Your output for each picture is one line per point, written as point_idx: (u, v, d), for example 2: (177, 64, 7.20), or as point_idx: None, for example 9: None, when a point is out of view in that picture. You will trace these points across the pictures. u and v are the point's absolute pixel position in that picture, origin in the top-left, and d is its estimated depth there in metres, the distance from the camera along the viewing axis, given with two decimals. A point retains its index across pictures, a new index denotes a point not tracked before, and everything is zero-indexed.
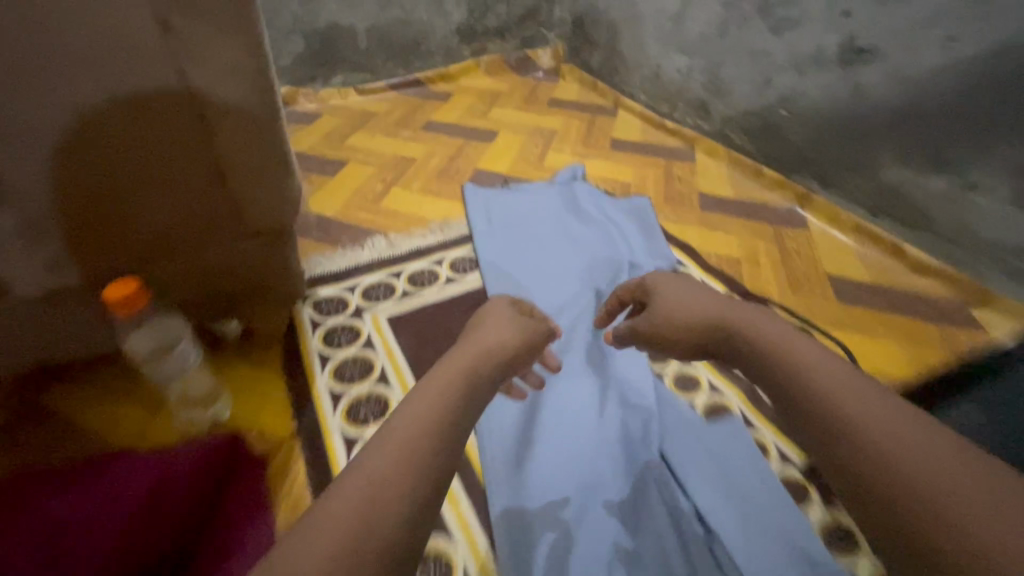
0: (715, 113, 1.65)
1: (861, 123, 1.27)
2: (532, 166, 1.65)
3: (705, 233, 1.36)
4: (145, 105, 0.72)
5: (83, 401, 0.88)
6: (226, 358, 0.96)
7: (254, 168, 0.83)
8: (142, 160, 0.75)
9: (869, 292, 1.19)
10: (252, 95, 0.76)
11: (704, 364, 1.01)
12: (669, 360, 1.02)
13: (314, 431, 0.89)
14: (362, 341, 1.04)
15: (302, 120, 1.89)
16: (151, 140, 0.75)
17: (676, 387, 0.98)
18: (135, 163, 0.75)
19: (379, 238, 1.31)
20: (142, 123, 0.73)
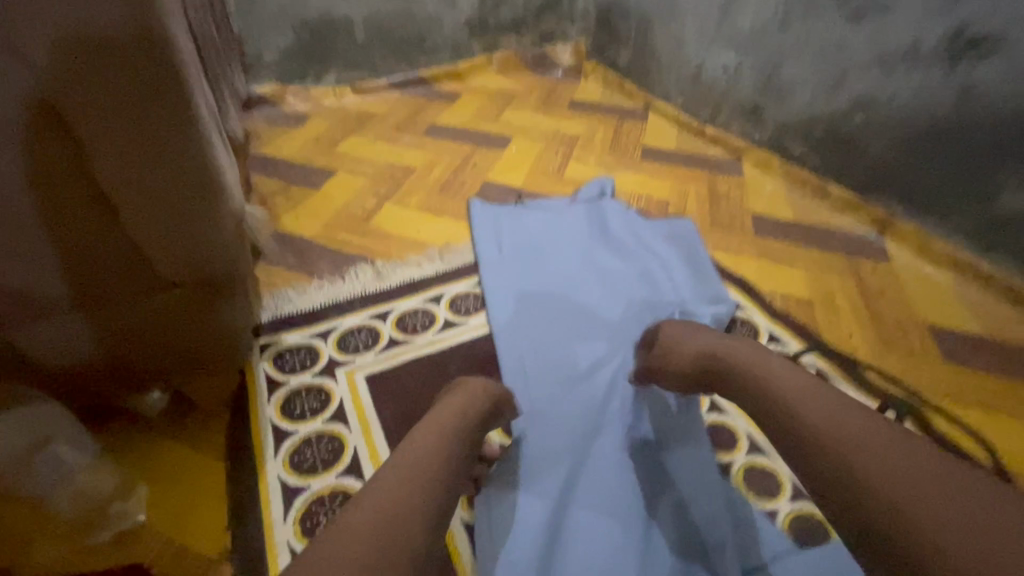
0: (768, 119, 1.40)
1: (971, 133, 1.01)
2: (551, 178, 1.41)
3: (764, 265, 1.10)
4: None
5: None
6: (147, 441, 0.73)
7: (162, 195, 0.55)
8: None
9: (984, 348, 0.93)
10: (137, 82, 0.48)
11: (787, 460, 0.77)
12: (738, 450, 0.78)
13: (256, 548, 0.65)
14: (332, 410, 0.80)
15: (288, 122, 1.66)
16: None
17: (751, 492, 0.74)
18: None
19: (364, 266, 1.07)
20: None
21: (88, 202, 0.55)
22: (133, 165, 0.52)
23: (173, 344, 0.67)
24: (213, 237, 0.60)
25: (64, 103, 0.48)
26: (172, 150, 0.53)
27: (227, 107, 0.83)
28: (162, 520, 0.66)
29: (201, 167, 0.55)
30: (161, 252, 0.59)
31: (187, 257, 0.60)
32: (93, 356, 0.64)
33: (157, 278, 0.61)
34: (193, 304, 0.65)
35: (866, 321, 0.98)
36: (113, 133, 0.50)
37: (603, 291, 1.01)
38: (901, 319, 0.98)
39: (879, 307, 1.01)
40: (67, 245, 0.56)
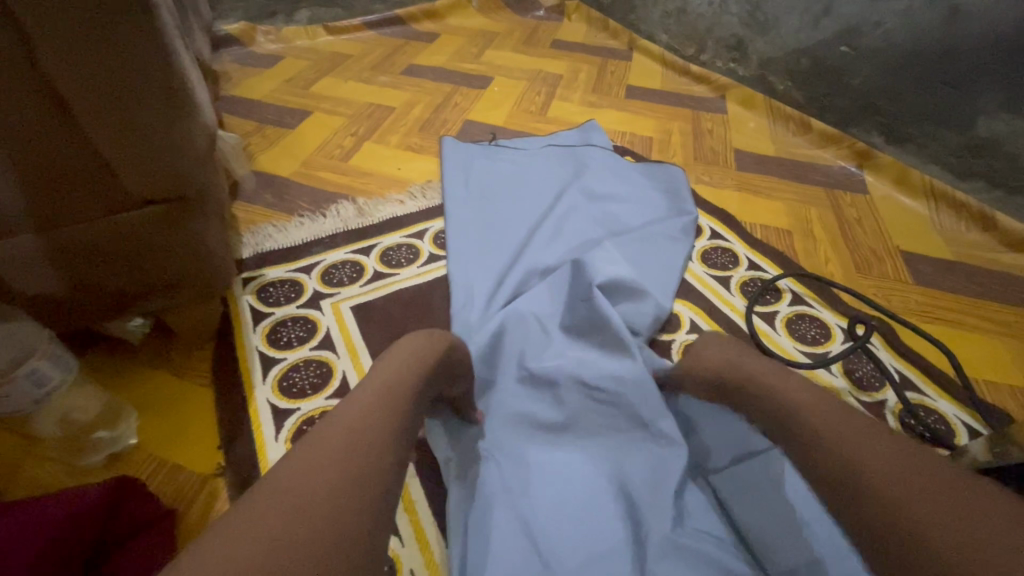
0: (754, 54, 1.38)
1: (953, 59, 1.01)
2: (533, 117, 1.38)
3: (745, 198, 1.11)
4: None
5: None
6: (136, 369, 0.74)
7: (130, 102, 0.53)
8: None
9: (954, 271, 0.96)
10: None
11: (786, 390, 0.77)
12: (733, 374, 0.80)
13: (248, 464, 0.66)
14: (318, 339, 0.80)
15: (259, 63, 1.59)
16: None
17: None
18: None
19: (346, 203, 1.05)
20: None
21: (46, 111, 0.52)
22: (92, 68, 0.50)
23: (149, 266, 0.66)
24: (184, 149, 0.59)
25: None
26: (134, 53, 0.51)
27: (191, 26, 0.79)
28: (153, 442, 0.67)
29: (164, 71, 0.53)
30: (129, 165, 0.57)
31: (157, 171, 0.59)
32: (66, 272, 0.63)
33: (129, 195, 0.60)
34: (168, 223, 0.64)
35: (842, 249, 1.00)
36: (69, 31, 0.48)
37: (577, 215, 0.97)
38: (877, 247, 1.01)
39: (856, 235, 1.03)
40: (27, 157, 0.54)
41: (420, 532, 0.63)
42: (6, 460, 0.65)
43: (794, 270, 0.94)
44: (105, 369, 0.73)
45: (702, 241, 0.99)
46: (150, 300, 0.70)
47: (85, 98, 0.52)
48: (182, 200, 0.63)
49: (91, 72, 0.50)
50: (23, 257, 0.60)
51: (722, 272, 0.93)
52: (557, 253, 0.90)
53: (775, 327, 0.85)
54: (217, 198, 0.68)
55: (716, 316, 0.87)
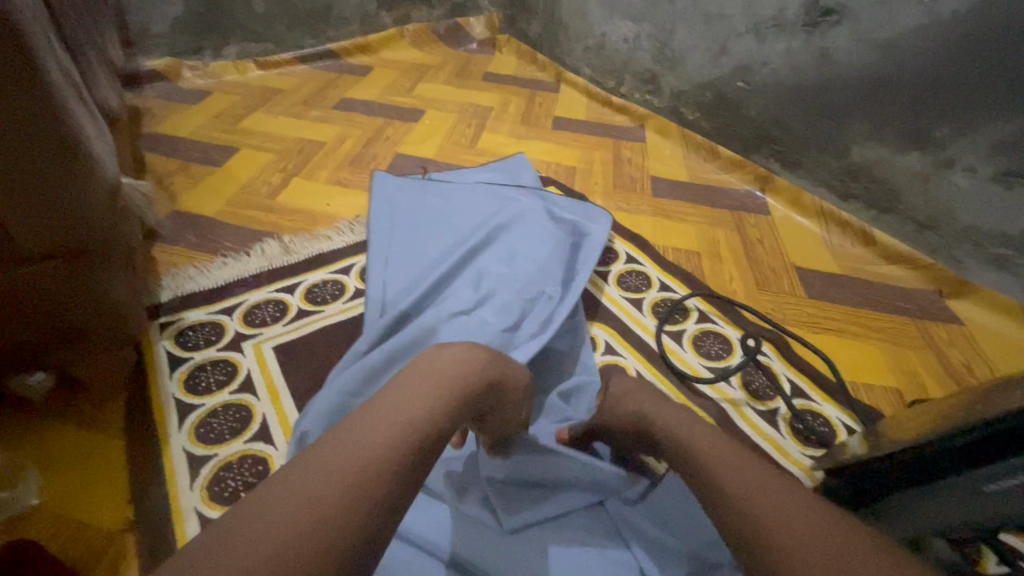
0: (666, 87, 1.49)
1: (829, 97, 1.14)
2: (463, 149, 1.43)
3: (660, 222, 1.19)
4: None
5: None
6: (40, 424, 0.71)
7: (16, 162, 0.53)
8: None
9: (841, 284, 1.06)
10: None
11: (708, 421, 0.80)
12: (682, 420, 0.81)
13: (160, 514, 0.65)
14: (240, 380, 0.80)
15: (185, 98, 1.57)
16: None
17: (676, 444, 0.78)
18: None
19: (271, 241, 1.06)
20: None
21: None
22: None
23: (48, 322, 0.65)
24: (84, 202, 0.60)
25: None
26: (31, 113, 0.52)
27: (96, 75, 0.78)
28: (58, 501, 0.65)
29: (60, 127, 0.54)
30: (23, 220, 0.57)
31: (52, 229, 0.59)
32: None
33: (22, 250, 0.59)
34: (68, 277, 0.63)
35: (745, 267, 1.09)
36: None
37: (488, 253, 1.00)
38: (774, 265, 1.10)
39: (757, 254, 1.12)
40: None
41: None
42: None
43: (701, 289, 1.01)
44: (3, 427, 0.70)
45: (617, 266, 1.06)
46: (51, 354, 0.68)
47: None
48: (82, 253, 0.63)
49: None
50: None
51: (635, 295, 1.00)
52: (470, 293, 0.91)
53: (682, 345, 0.91)
54: (120, 249, 0.68)
55: (628, 336, 0.93)
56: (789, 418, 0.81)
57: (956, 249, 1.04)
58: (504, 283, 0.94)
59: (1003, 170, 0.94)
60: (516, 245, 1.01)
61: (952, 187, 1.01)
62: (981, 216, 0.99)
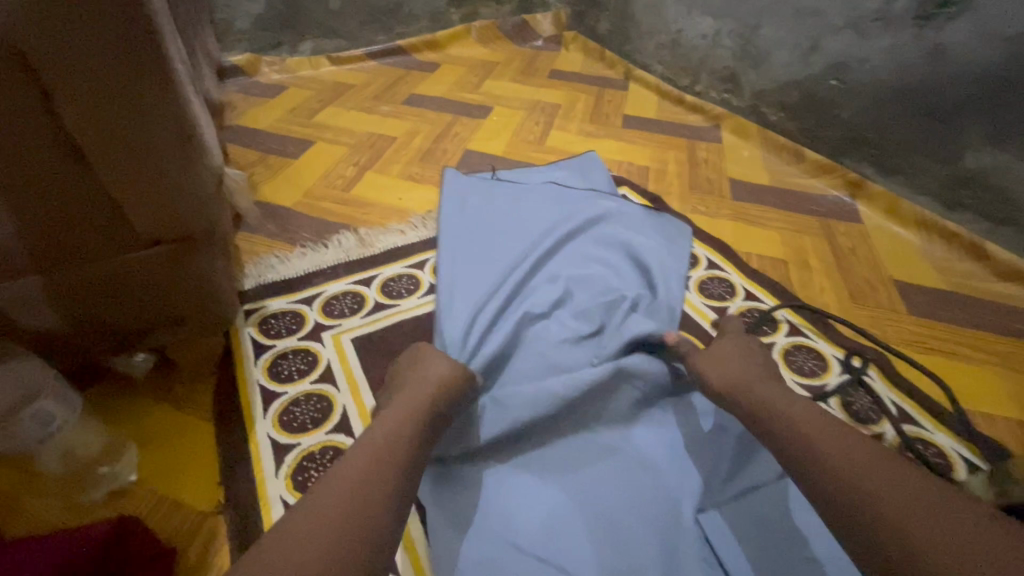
0: (747, 85, 1.42)
1: (939, 96, 1.04)
2: (532, 146, 1.41)
3: (742, 228, 1.13)
4: None
5: None
6: (139, 401, 0.74)
7: (139, 149, 0.55)
8: None
9: (948, 301, 0.97)
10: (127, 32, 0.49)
11: None
12: None
13: (247, 501, 0.66)
14: (320, 370, 0.81)
15: (262, 92, 1.62)
16: None
17: None
18: None
19: (347, 233, 1.07)
20: None
21: (56, 155, 0.54)
22: (105, 113, 0.52)
23: (154, 306, 0.67)
24: (194, 188, 0.61)
25: (42, 53, 0.47)
26: (156, 101, 0.53)
27: (201, 67, 0.81)
28: (154, 479, 0.67)
29: (178, 114, 0.55)
30: (136, 204, 0.58)
31: (165, 213, 0.60)
32: (63, 318, 0.63)
33: (136, 234, 0.61)
34: (173, 262, 0.65)
35: (837, 278, 1.01)
36: (84, 80, 0.49)
37: (556, 261, 0.97)
38: (870, 277, 1.02)
39: (850, 265, 1.04)
40: (28, 196, 0.55)
41: (415, 557, 0.64)
42: (5, 494, 0.65)
43: (790, 300, 0.95)
44: (108, 403, 0.73)
45: (698, 271, 1.01)
46: (151, 336, 0.70)
47: (95, 139, 0.53)
48: (188, 239, 0.65)
49: (115, 121, 0.52)
50: (31, 297, 0.60)
51: (719, 303, 0.95)
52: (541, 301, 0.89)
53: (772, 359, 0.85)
54: (221, 236, 0.69)
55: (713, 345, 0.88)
56: (898, 446, 0.73)
57: None
58: (577, 292, 0.91)
59: None
60: (586, 251, 0.98)
61: None
62: None
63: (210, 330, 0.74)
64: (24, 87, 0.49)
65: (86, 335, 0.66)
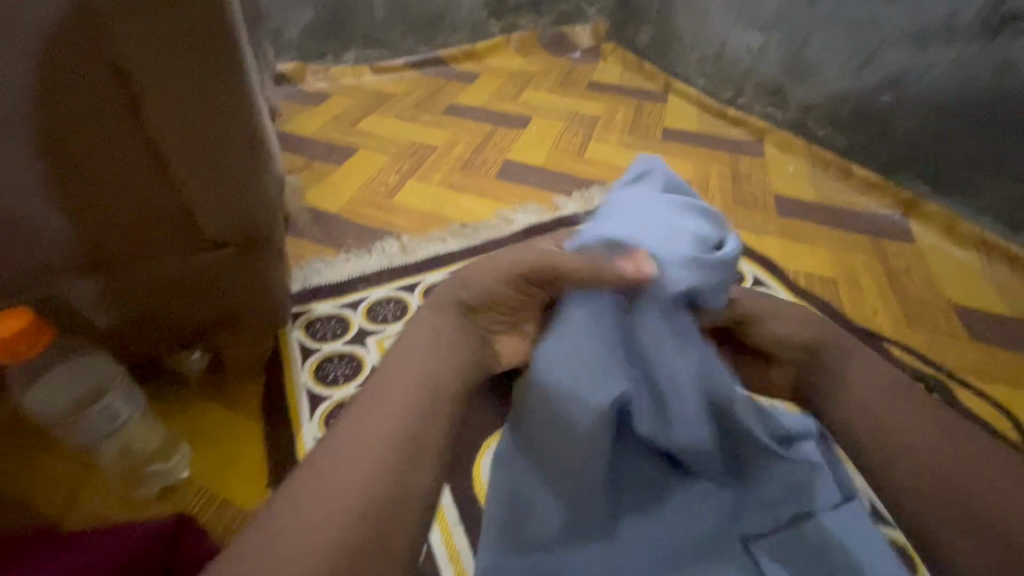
0: (793, 99, 1.39)
1: (1005, 111, 1.00)
2: (571, 157, 1.41)
3: (788, 244, 1.10)
4: (66, 77, 0.50)
5: (6, 474, 0.68)
6: (192, 400, 0.76)
7: (213, 155, 0.57)
8: (81, 156, 0.54)
9: (1012, 327, 0.93)
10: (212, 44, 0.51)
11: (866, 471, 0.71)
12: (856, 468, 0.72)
13: None
14: (365, 375, 0.81)
15: (308, 100, 1.67)
16: (80, 127, 0.52)
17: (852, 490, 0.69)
18: (60, 157, 0.53)
19: (390, 240, 1.08)
20: (62, 100, 0.51)
21: (139, 159, 0.56)
22: (186, 117, 0.54)
23: (214, 307, 0.69)
24: (259, 193, 0.62)
25: (136, 65, 0.50)
26: (233, 109, 0.55)
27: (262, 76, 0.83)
28: (205, 475, 0.69)
29: (249, 121, 0.57)
30: (206, 208, 0.60)
31: (232, 218, 0.62)
32: (130, 317, 0.66)
33: (205, 237, 0.63)
34: (235, 264, 0.67)
35: (891, 298, 0.98)
36: (170, 88, 0.52)
37: None
38: (927, 298, 0.98)
39: (905, 286, 1.01)
40: (111, 198, 0.57)
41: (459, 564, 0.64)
42: (65, 485, 0.67)
43: (842, 320, 0.92)
44: (165, 400, 0.76)
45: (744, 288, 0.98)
46: (210, 336, 0.72)
47: (176, 143, 0.55)
48: (252, 242, 0.66)
49: (193, 128, 0.55)
50: (105, 296, 0.63)
51: None
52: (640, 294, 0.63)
53: None
54: (281, 241, 0.71)
55: None
56: None
57: None
58: None
59: None
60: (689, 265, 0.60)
61: None
62: None
63: (265, 332, 0.75)
64: (117, 97, 0.52)
65: (151, 334, 0.68)
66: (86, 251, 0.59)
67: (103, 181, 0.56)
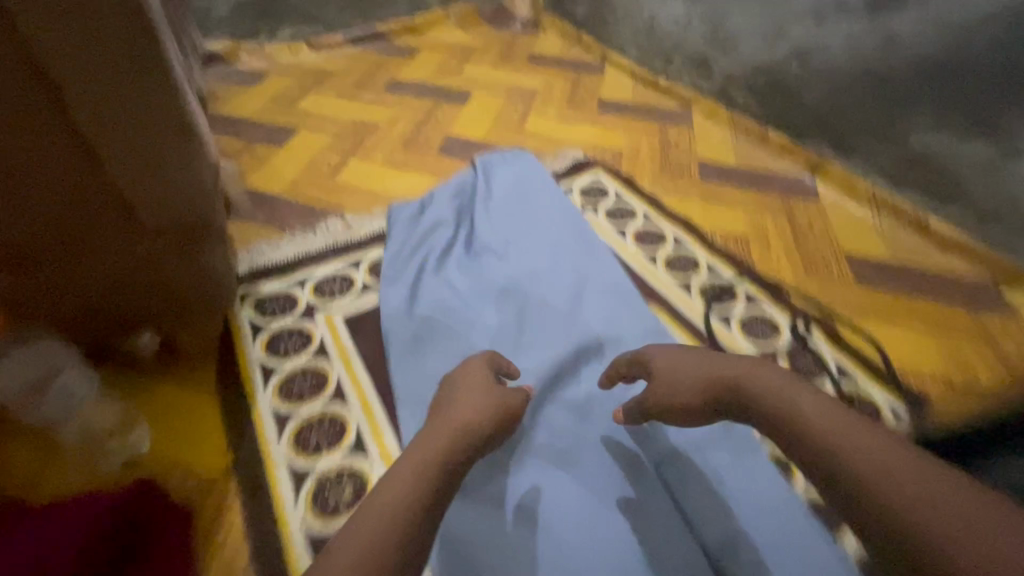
0: (717, 70, 1.47)
1: (891, 81, 1.11)
2: (511, 131, 1.46)
3: (709, 207, 1.20)
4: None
5: None
6: (148, 380, 0.80)
7: (143, 146, 0.60)
8: (12, 150, 0.57)
9: (892, 272, 1.05)
10: (133, 42, 0.54)
11: None
12: None
13: (254, 465, 0.72)
14: (314, 349, 0.87)
15: (244, 81, 1.64)
16: (9, 123, 0.55)
17: None
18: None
19: (334, 219, 1.12)
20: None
21: (64, 146, 0.58)
22: (112, 112, 0.57)
23: (160, 292, 0.72)
24: (193, 179, 0.65)
25: (57, 61, 0.53)
26: (159, 101, 0.58)
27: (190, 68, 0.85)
28: (163, 449, 0.73)
29: (174, 113, 0.60)
30: (141, 196, 0.63)
31: (169, 205, 0.65)
32: (75, 301, 0.69)
33: (142, 226, 0.66)
34: (176, 249, 0.70)
35: (793, 252, 1.09)
36: (92, 83, 0.55)
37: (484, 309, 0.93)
38: (825, 250, 1.10)
39: (807, 240, 1.12)
40: (38, 181, 0.59)
41: None
42: (25, 465, 0.71)
43: (747, 273, 1.02)
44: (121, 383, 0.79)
45: (666, 249, 1.08)
46: (157, 321, 0.75)
47: (102, 131, 0.58)
48: (190, 229, 0.69)
49: (119, 120, 0.58)
50: (49, 281, 0.66)
51: (684, 277, 1.02)
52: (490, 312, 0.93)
53: (729, 327, 0.93)
54: (223, 228, 0.74)
55: (677, 317, 0.95)
56: None
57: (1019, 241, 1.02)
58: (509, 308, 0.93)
59: None
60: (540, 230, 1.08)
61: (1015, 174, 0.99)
62: None
63: (212, 314, 0.79)
64: (42, 93, 0.55)
65: (100, 318, 0.72)
66: (24, 237, 0.62)
67: (36, 172, 0.59)
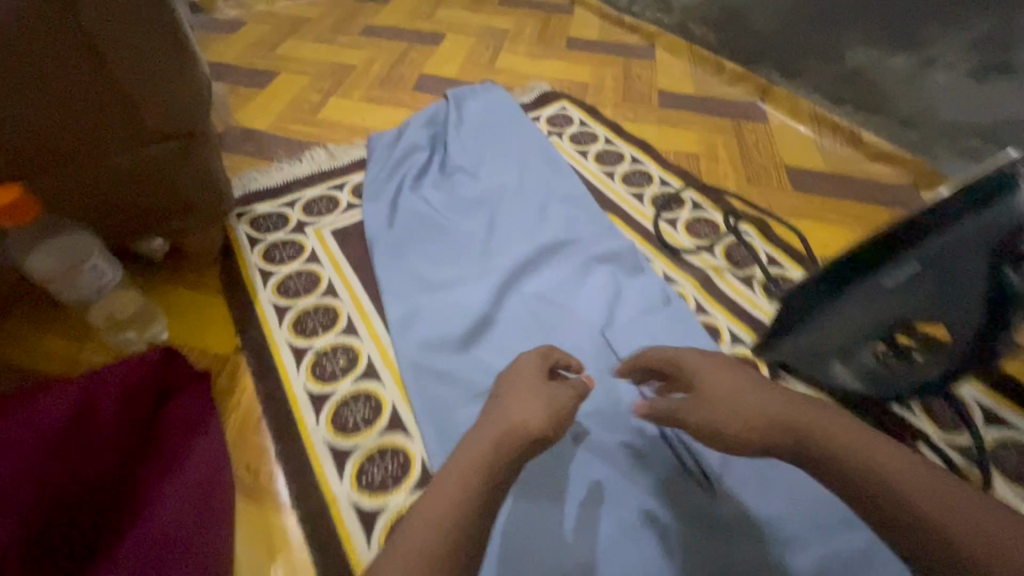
0: (676, 3, 1.55)
1: (828, 4, 1.20)
2: (482, 68, 1.53)
3: (666, 130, 1.30)
4: None
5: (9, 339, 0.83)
6: (161, 281, 0.91)
7: (147, 54, 0.69)
8: (31, 58, 0.64)
9: (826, 180, 1.17)
10: None
11: (692, 282, 0.96)
12: (685, 281, 0.96)
13: (259, 344, 0.84)
14: (306, 256, 0.97)
15: (221, 29, 1.68)
16: (28, 33, 0.63)
17: (686, 296, 0.93)
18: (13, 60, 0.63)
19: (318, 149, 1.21)
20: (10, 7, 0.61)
21: (77, 53, 0.66)
22: (118, 20, 0.66)
23: (166, 195, 0.83)
24: (191, 88, 0.75)
25: None
26: (158, 11, 0.68)
27: None
28: (180, 333, 0.85)
29: (170, 23, 0.69)
30: (147, 102, 0.73)
31: (171, 111, 0.75)
32: (92, 206, 0.78)
33: (148, 132, 0.76)
34: (178, 154, 0.80)
35: (738, 166, 1.20)
36: None
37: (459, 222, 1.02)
38: (767, 163, 1.21)
39: (752, 156, 1.23)
40: (55, 90, 0.67)
41: (388, 362, 0.83)
42: (62, 345, 0.83)
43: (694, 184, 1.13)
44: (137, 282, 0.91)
45: (623, 166, 1.18)
46: (165, 223, 0.86)
47: (110, 40, 0.66)
48: (189, 135, 0.79)
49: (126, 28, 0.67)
50: (69, 186, 0.75)
51: (638, 189, 1.13)
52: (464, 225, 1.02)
53: (675, 228, 1.05)
54: (213, 136, 0.83)
55: (630, 222, 1.06)
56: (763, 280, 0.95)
57: (937, 145, 1.14)
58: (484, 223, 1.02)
59: (979, 66, 1.03)
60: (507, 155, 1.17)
61: (933, 83, 1.10)
62: (961, 110, 1.09)
63: (212, 219, 0.89)
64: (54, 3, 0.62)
65: (113, 222, 0.81)
66: (45, 145, 0.70)
67: (53, 81, 0.67)
